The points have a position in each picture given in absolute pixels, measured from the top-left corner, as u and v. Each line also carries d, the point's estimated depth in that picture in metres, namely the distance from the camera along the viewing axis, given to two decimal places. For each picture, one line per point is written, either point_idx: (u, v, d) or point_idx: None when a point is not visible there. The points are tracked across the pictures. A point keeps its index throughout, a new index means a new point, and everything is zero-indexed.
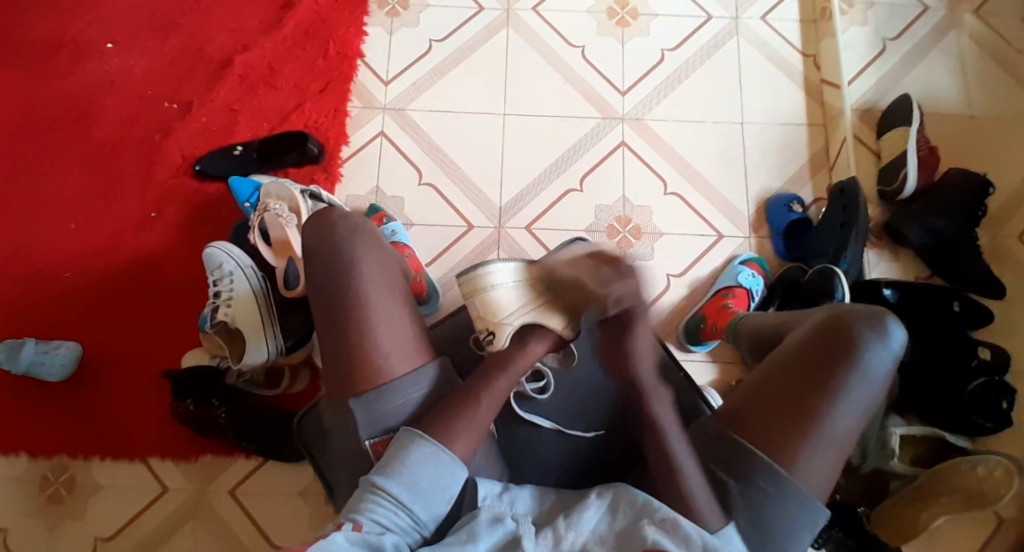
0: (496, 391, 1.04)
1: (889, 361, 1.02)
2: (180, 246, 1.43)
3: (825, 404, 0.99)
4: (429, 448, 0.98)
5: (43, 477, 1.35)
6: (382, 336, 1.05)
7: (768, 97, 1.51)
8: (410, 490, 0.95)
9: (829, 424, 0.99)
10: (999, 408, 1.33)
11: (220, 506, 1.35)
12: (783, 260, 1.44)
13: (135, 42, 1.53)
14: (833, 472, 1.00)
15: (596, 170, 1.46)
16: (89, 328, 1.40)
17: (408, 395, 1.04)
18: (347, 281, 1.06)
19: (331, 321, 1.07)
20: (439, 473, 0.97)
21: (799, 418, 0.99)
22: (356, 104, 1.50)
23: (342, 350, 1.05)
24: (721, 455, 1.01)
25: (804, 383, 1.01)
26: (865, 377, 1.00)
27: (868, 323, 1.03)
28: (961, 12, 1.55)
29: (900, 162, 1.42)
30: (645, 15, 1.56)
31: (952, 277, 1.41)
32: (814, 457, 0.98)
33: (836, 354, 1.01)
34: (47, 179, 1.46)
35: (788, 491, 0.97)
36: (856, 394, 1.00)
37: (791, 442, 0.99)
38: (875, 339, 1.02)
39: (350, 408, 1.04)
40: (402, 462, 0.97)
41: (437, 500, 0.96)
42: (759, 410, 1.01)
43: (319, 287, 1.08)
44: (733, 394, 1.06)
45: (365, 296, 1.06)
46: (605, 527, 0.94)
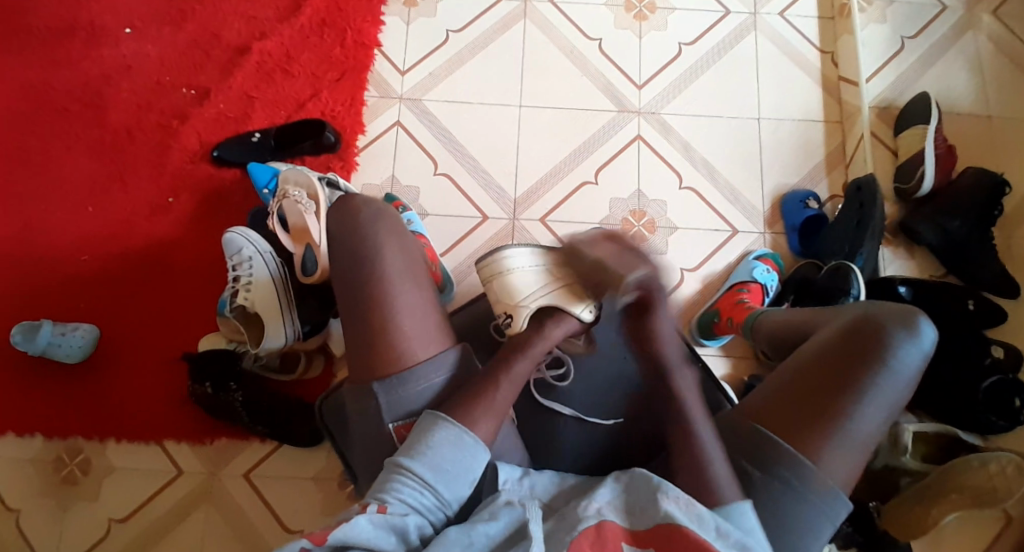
0: (515, 377, 1.05)
1: (916, 359, 1.02)
2: (197, 231, 1.44)
3: (849, 400, 0.99)
4: (453, 430, 0.98)
5: (58, 458, 1.37)
6: (400, 319, 1.06)
7: (784, 94, 1.51)
8: (433, 471, 0.96)
9: (854, 420, 0.99)
10: (1010, 405, 1.33)
11: (233, 489, 1.36)
12: (798, 256, 1.44)
13: (153, 28, 1.54)
14: (858, 468, 1.00)
15: (612, 163, 1.47)
16: (105, 312, 1.41)
17: (431, 379, 1.06)
18: (370, 267, 1.08)
19: (353, 305, 1.08)
20: (463, 455, 0.98)
21: (824, 413, 1.00)
22: (373, 94, 1.50)
23: (362, 334, 1.07)
24: (746, 451, 1.02)
25: (827, 379, 1.01)
26: (891, 376, 1.01)
27: (897, 322, 1.03)
28: (980, 11, 1.54)
29: (917, 161, 1.42)
30: (663, 9, 1.55)
31: (967, 277, 1.41)
32: (838, 451, 0.99)
33: (862, 352, 1.02)
34: (65, 163, 1.47)
35: (812, 485, 0.98)
36: (881, 390, 1.00)
37: (812, 437, 0.99)
38: (902, 337, 1.02)
39: (372, 392, 1.05)
40: (424, 444, 0.98)
41: (461, 481, 0.97)
42: (781, 403, 1.02)
43: (341, 270, 1.10)
44: (759, 389, 1.06)
45: (386, 281, 1.07)
46: (619, 503, 0.93)
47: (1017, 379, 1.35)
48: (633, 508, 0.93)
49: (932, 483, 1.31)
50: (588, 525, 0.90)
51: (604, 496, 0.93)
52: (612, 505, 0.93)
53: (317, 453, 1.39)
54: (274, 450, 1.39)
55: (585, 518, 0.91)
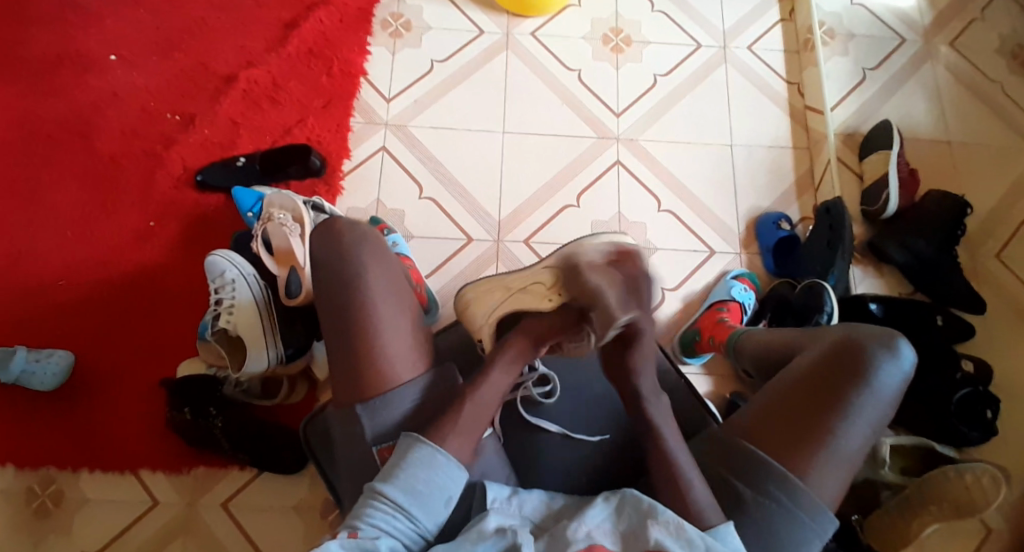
0: (490, 396, 1.03)
1: (898, 379, 1.05)
2: (179, 256, 1.43)
3: (835, 419, 1.01)
4: (427, 450, 0.97)
5: (29, 489, 1.32)
6: (386, 342, 1.04)
7: (756, 122, 1.58)
8: (407, 493, 0.94)
9: (841, 438, 1.01)
10: (983, 417, 1.38)
11: (211, 519, 1.32)
12: (772, 275, 1.48)
13: (139, 56, 1.54)
14: (844, 486, 1.02)
15: (593, 187, 1.50)
16: (83, 338, 1.38)
17: (415, 399, 1.03)
18: (354, 288, 1.05)
19: (335, 327, 1.05)
20: (438, 476, 0.96)
21: (812, 431, 1.01)
22: (359, 120, 1.52)
23: (346, 355, 1.04)
24: (736, 464, 1.02)
25: (813, 399, 1.03)
26: (875, 395, 1.03)
27: (879, 344, 1.06)
28: (937, 43, 1.64)
29: (882, 184, 1.48)
30: (638, 42, 1.62)
31: (934, 295, 1.46)
32: (826, 468, 1.00)
33: (847, 372, 1.04)
34: (44, 188, 1.45)
35: (801, 502, 0.99)
36: (865, 409, 1.02)
37: (800, 454, 1.01)
38: (885, 358, 1.04)
39: (357, 416, 1.02)
40: (399, 466, 0.96)
41: (436, 502, 0.95)
42: (770, 423, 1.04)
43: (322, 291, 1.06)
44: (747, 409, 1.07)
45: (370, 303, 1.05)
46: (608, 525, 0.93)
47: (988, 391, 1.40)
48: (623, 530, 0.92)
49: (911, 495, 1.31)
50: (577, 549, 0.90)
51: (595, 518, 0.93)
52: (602, 526, 0.92)
53: (300, 481, 1.36)
54: (254, 478, 1.35)
55: (573, 543, 0.90)
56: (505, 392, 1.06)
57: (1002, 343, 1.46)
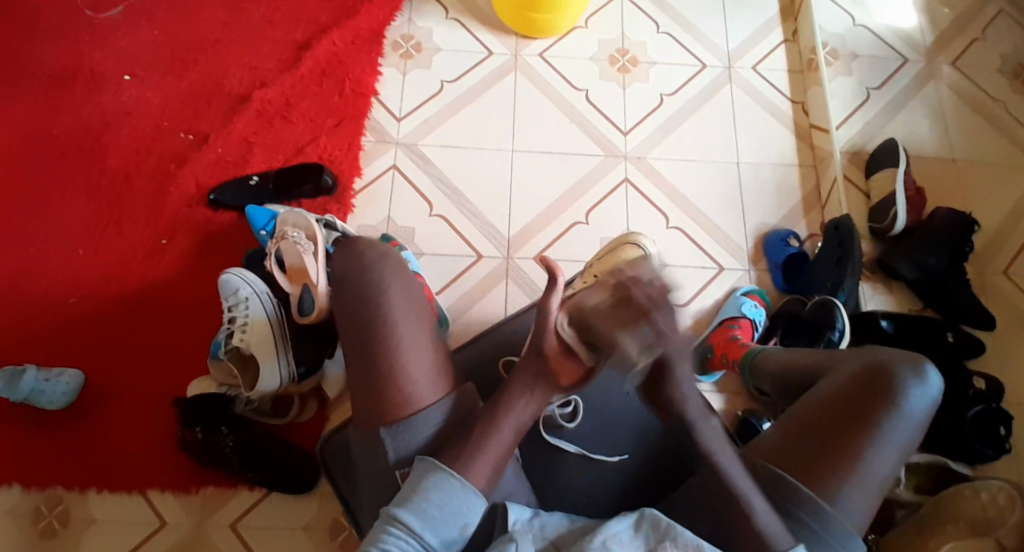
0: (518, 415, 1.01)
1: (928, 402, 1.05)
2: (191, 274, 1.43)
3: (865, 444, 1.02)
4: (441, 475, 0.97)
5: (36, 508, 1.30)
6: (409, 360, 1.04)
7: (763, 140, 1.59)
8: (421, 518, 0.95)
9: (869, 463, 1.01)
10: (996, 434, 1.38)
11: (220, 540, 1.31)
12: (782, 293, 1.49)
13: (153, 76, 1.56)
14: (873, 510, 1.02)
15: (602, 204, 1.51)
16: (93, 355, 1.38)
17: (439, 424, 1.03)
18: (378, 306, 1.06)
19: (360, 346, 1.06)
20: (451, 501, 0.96)
21: (840, 457, 1.02)
22: (370, 139, 1.54)
23: (370, 374, 1.05)
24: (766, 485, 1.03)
25: (843, 424, 1.03)
26: (903, 419, 1.03)
27: (908, 367, 1.06)
28: (939, 63, 1.66)
29: (889, 202, 1.49)
30: (645, 62, 1.64)
31: (943, 310, 1.46)
32: (855, 494, 1.01)
33: (876, 397, 1.04)
34: (55, 206, 1.46)
35: (829, 528, 0.99)
36: (894, 433, 1.02)
37: (829, 480, 1.01)
38: (914, 381, 1.04)
39: (379, 437, 1.03)
40: (413, 491, 0.96)
41: (449, 527, 0.95)
42: (798, 449, 1.04)
43: (347, 311, 1.08)
44: (775, 434, 1.07)
45: (394, 322, 1.05)
46: (627, 535, 0.93)
47: (1000, 407, 1.40)
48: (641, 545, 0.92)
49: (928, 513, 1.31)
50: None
51: (614, 527, 0.93)
52: (619, 536, 0.92)
53: (309, 500, 1.35)
54: (263, 498, 1.34)
55: (589, 551, 0.90)
56: (537, 413, 1.03)
57: (1012, 359, 1.46)
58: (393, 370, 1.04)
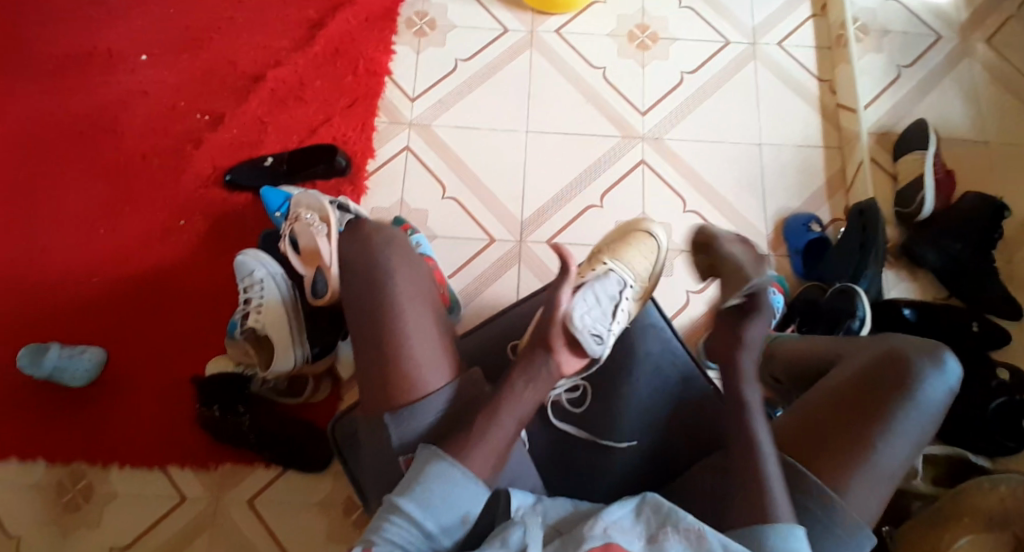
0: (518, 398, 1.02)
1: (945, 391, 1.03)
2: (207, 255, 1.45)
3: (879, 431, 1.00)
4: (441, 463, 0.97)
5: (60, 483, 1.35)
6: (414, 345, 1.05)
7: (786, 120, 1.55)
8: (422, 506, 0.94)
9: (882, 451, 0.99)
10: (1019, 427, 1.33)
11: (236, 516, 1.34)
12: (802, 279, 1.46)
13: (169, 55, 1.56)
14: (884, 499, 1.00)
15: (616, 187, 1.49)
16: (113, 335, 1.41)
17: (443, 410, 1.04)
18: (384, 291, 1.06)
19: (365, 332, 1.07)
20: (452, 489, 0.96)
21: (852, 444, 1.00)
22: (384, 119, 1.53)
23: (375, 359, 1.05)
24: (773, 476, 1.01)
25: (857, 411, 1.01)
26: (919, 408, 1.01)
27: (925, 355, 1.04)
28: (974, 39, 1.59)
29: (916, 186, 1.45)
30: (665, 39, 1.59)
31: (968, 298, 1.42)
32: (866, 482, 0.99)
33: (891, 384, 1.02)
34: (76, 186, 1.48)
35: (838, 515, 0.97)
36: (910, 421, 1.00)
37: (840, 467, 0.99)
38: (930, 369, 1.03)
39: (384, 423, 1.04)
40: (414, 479, 0.96)
41: (450, 516, 0.95)
42: (810, 435, 1.02)
43: (353, 296, 1.08)
44: (787, 419, 1.06)
45: (399, 308, 1.06)
46: (628, 521, 0.92)
47: None
48: (643, 532, 0.92)
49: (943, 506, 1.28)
50: (593, 545, 0.89)
51: (615, 512, 0.93)
52: (620, 523, 0.92)
53: (323, 479, 1.37)
54: (278, 476, 1.37)
55: (590, 537, 0.89)
56: (538, 399, 1.04)
57: None
58: (396, 358, 1.04)
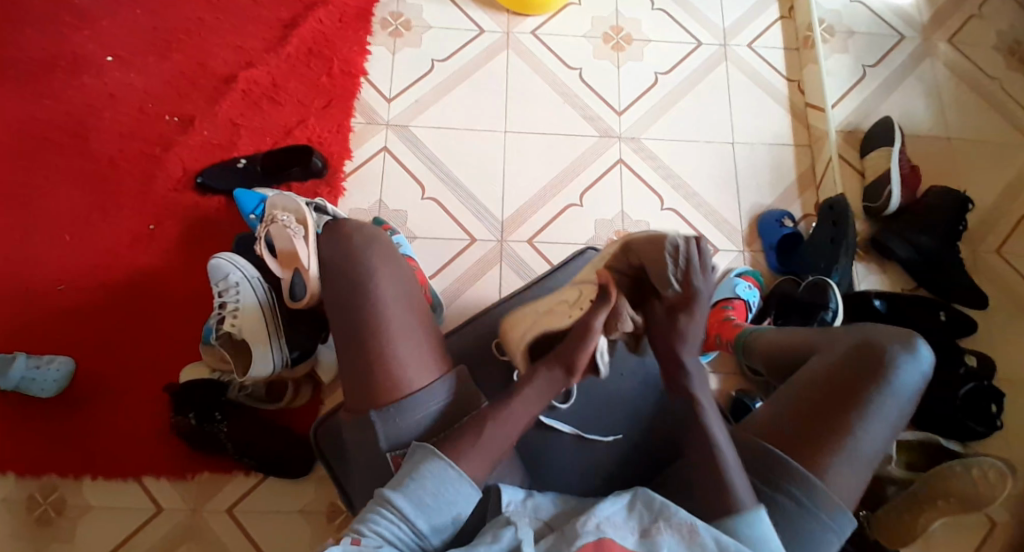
0: (526, 399, 1.01)
1: (918, 377, 1.05)
2: (180, 259, 1.42)
3: (857, 420, 1.02)
4: (437, 463, 0.94)
5: (30, 497, 1.30)
6: (397, 347, 1.03)
7: (757, 119, 1.58)
8: (414, 504, 0.92)
9: (860, 437, 1.01)
10: (987, 411, 1.38)
11: (216, 525, 1.31)
12: (777, 273, 1.48)
13: (136, 57, 1.53)
14: (864, 484, 1.02)
15: (594, 187, 1.50)
16: (83, 343, 1.37)
17: (435, 411, 1.02)
18: (367, 292, 1.04)
19: (346, 333, 1.04)
20: (447, 491, 0.94)
21: (831, 433, 1.02)
22: (360, 120, 1.51)
23: (357, 361, 1.03)
24: (758, 466, 1.02)
25: (834, 400, 1.03)
26: (893, 393, 1.03)
27: (896, 342, 1.06)
28: (935, 40, 1.64)
29: (884, 181, 1.48)
30: (639, 40, 1.61)
31: (936, 290, 1.46)
32: (846, 468, 1.01)
33: (866, 372, 1.04)
34: (41, 191, 1.44)
35: (821, 502, 0.99)
36: (886, 409, 1.03)
37: (820, 455, 1.01)
38: (902, 356, 1.05)
39: (371, 422, 1.01)
40: (408, 477, 0.94)
41: (442, 516, 0.93)
42: (790, 426, 1.04)
43: (335, 297, 1.06)
44: (765, 412, 1.07)
45: (382, 307, 1.04)
46: (619, 516, 0.92)
47: (992, 384, 1.40)
48: (636, 527, 0.91)
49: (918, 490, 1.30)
50: (587, 540, 0.88)
51: (606, 509, 0.92)
52: (612, 519, 0.91)
53: (304, 485, 1.34)
54: (259, 483, 1.34)
55: (582, 535, 0.89)
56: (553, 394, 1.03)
57: (1005, 337, 1.46)
58: (381, 358, 1.02)
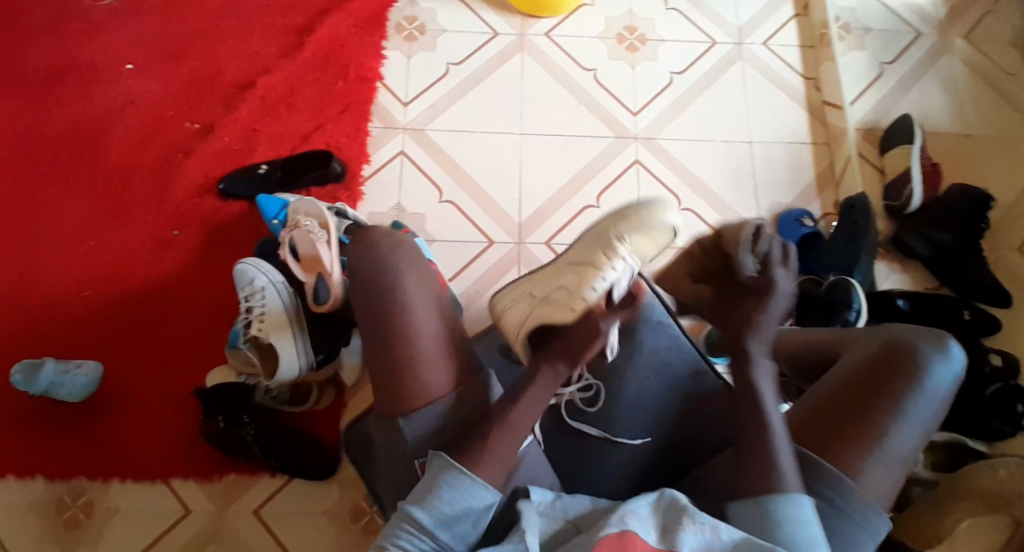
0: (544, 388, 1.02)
1: (951, 376, 1.04)
2: (203, 265, 1.44)
3: (888, 418, 1.01)
4: (453, 473, 0.95)
5: (61, 500, 1.32)
6: (424, 353, 1.03)
7: (774, 117, 1.57)
8: (434, 517, 0.94)
9: (892, 437, 1.01)
10: (1013, 411, 1.36)
11: (243, 527, 1.32)
12: (797, 272, 1.47)
13: (157, 65, 1.55)
14: (895, 484, 1.02)
15: (611, 188, 1.50)
16: (109, 348, 1.39)
17: (451, 410, 1.02)
18: (393, 298, 1.04)
19: (373, 337, 1.04)
20: (464, 498, 0.94)
21: (863, 432, 1.01)
22: (377, 125, 1.53)
23: (383, 366, 1.03)
24: (786, 466, 1.02)
25: (867, 399, 1.02)
26: (926, 393, 1.02)
27: (928, 342, 1.05)
28: (952, 35, 1.63)
29: (905, 177, 1.48)
30: (653, 41, 1.62)
31: (959, 287, 1.45)
32: (878, 468, 1.00)
33: (899, 371, 1.03)
34: (66, 199, 1.46)
35: (853, 502, 0.99)
36: (917, 408, 1.02)
37: (852, 455, 1.00)
38: (935, 355, 1.04)
39: (397, 426, 1.02)
40: (427, 488, 0.95)
41: (462, 525, 0.94)
42: (821, 425, 1.03)
43: (361, 302, 1.05)
44: (795, 412, 1.07)
45: (409, 313, 1.04)
46: (646, 511, 0.92)
47: (1019, 386, 1.37)
48: (658, 524, 0.92)
49: (942, 490, 1.30)
50: (609, 532, 0.89)
51: (634, 503, 0.93)
52: (638, 512, 0.92)
53: (329, 487, 1.36)
54: (284, 485, 1.35)
55: (606, 528, 0.89)
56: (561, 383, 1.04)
57: None
58: (403, 356, 1.03)
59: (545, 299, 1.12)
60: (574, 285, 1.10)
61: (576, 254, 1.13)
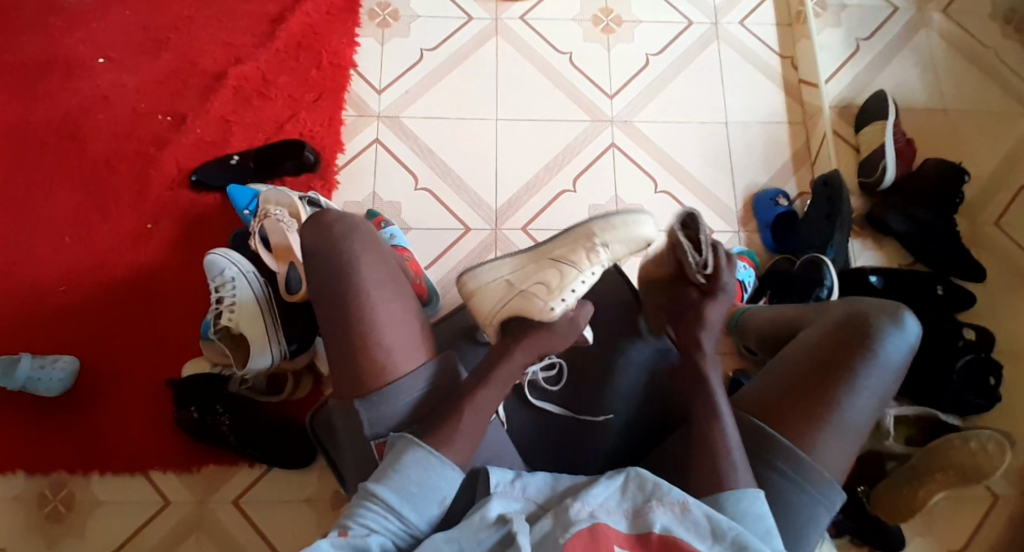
0: (518, 372, 1.04)
1: (905, 348, 1.05)
2: (178, 257, 1.43)
3: (842, 390, 1.02)
4: (421, 452, 0.95)
5: (41, 493, 1.33)
6: (384, 335, 1.02)
7: (750, 96, 1.57)
8: (399, 494, 0.93)
9: (847, 409, 1.01)
10: (986, 384, 1.37)
11: (223, 515, 1.33)
12: (772, 252, 1.48)
13: (128, 58, 1.54)
14: (851, 457, 1.02)
15: (587, 172, 1.50)
16: (85, 342, 1.39)
17: (416, 395, 1.02)
18: (352, 283, 1.04)
19: (335, 327, 1.04)
20: (431, 477, 0.95)
21: (818, 405, 1.02)
22: (350, 113, 1.52)
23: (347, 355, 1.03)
24: (748, 442, 1.03)
25: (822, 372, 1.03)
26: (881, 365, 1.03)
27: (883, 315, 1.06)
28: (930, 10, 1.63)
29: (879, 155, 1.47)
30: (629, 22, 1.61)
31: (935, 264, 1.45)
32: (834, 441, 1.01)
33: (853, 344, 1.04)
34: (39, 194, 1.46)
35: (810, 476, 1.00)
36: (871, 381, 1.03)
37: (806, 428, 1.01)
38: (891, 329, 1.05)
39: (355, 410, 1.01)
40: (391, 466, 0.95)
41: (429, 504, 0.94)
42: (774, 400, 1.04)
43: (320, 290, 1.05)
44: (752, 387, 1.07)
45: (367, 298, 1.03)
46: (614, 502, 0.92)
47: (989, 358, 1.37)
48: (628, 508, 0.92)
49: (917, 464, 1.29)
50: (581, 528, 0.89)
51: (600, 495, 0.92)
52: (606, 504, 0.91)
53: (308, 474, 1.36)
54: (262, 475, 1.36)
55: (577, 522, 0.89)
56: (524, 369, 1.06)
57: (1005, 309, 1.45)
58: (366, 344, 1.02)
59: (521, 291, 1.10)
60: (555, 281, 1.10)
61: (557, 248, 1.13)
